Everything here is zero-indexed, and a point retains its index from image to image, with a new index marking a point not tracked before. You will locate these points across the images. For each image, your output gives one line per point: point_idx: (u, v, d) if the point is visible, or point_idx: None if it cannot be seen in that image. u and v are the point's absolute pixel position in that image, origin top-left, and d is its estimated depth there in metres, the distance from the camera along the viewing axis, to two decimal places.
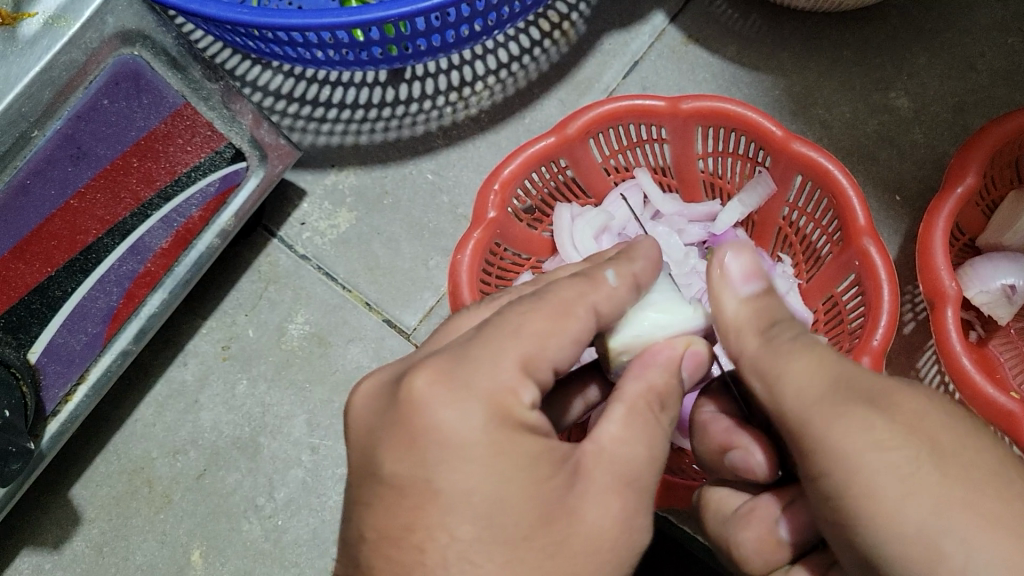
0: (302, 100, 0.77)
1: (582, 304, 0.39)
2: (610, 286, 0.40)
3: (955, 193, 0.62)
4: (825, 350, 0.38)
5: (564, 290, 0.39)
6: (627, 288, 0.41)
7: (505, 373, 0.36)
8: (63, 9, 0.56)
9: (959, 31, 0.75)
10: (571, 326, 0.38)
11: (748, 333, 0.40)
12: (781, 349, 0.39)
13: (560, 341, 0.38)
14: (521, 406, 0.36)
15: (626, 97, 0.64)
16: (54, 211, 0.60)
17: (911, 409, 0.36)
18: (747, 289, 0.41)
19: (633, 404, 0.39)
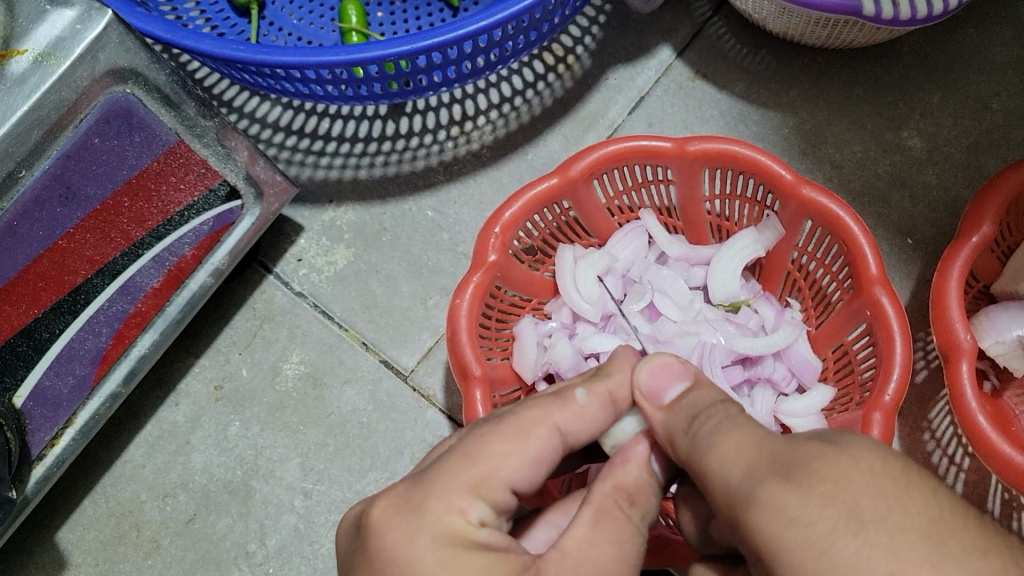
0: (301, 133, 0.75)
1: (540, 424, 0.40)
2: (574, 406, 0.41)
3: (970, 241, 0.60)
4: (746, 435, 0.37)
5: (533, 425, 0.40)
6: (598, 404, 0.42)
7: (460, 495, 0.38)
8: (53, 47, 0.52)
9: (973, 69, 0.73)
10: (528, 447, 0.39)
11: (677, 435, 0.40)
12: (711, 430, 0.38)
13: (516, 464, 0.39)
14: (470, 524, 0.37)
15: (630, 138, 0.62)
16: (42, 252, 0.57)
17: (833, 477, 0.34)
18: (671, 394, 0.42)
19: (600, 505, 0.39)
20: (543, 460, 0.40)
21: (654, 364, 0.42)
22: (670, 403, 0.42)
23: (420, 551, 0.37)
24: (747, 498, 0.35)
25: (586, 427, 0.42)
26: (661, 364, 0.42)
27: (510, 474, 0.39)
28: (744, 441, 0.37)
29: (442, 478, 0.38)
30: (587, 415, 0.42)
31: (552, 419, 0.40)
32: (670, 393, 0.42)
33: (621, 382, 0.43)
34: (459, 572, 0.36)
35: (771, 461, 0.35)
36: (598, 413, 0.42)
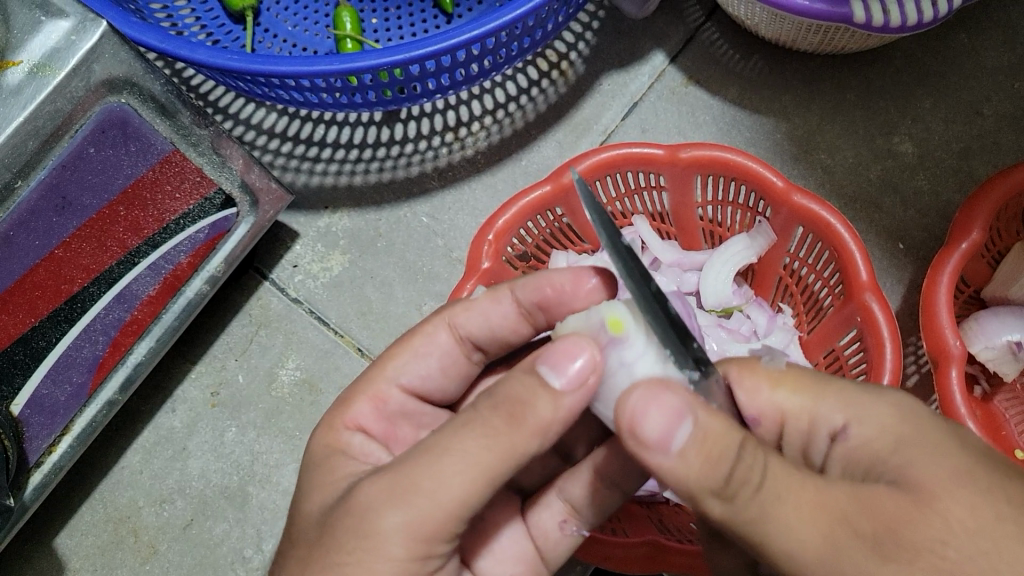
0: (295, 139, 0.75)
1: (433, 327, 0.49)
2: (469, 306, 0.49)
3: (959, 248, 0.60)
4: (801, 496, 0.34)
5: (516, 386, 0.36)
6: (491, 300, 0.49)
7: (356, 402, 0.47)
8: (48, 58, 0.52)
9: (964, 74, 0.74)
10: (418, 346, 0.49)
11: (706, 496, 0.34)
12: (756, 503, 0.34)
13: (408, 361, 0.49)
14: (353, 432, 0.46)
15: (623, 145, 0.63)
16: (37, 261, 0.58)
17: (926, 543, 0.33)
18: (679, 439, 0.33)
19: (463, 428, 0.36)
20: (428, 354, 0.49)
21: (644, 394, 0.34)
22: (679, 447, 0.33)
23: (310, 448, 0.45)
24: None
25: (479, 323, 0.49)
26: (653, 394, 0.34)
27: (397, 370, 0.49)
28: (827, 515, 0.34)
29: (343, 393, 0.48)
30: (476, 311, 0.49)
31: (442, 319, 0.49)
32: (677, 437, 0.33)
33: (527, 291, 0.48)
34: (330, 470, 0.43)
35: (854, 526, 0.33)
36: (488, 312, 0.49)
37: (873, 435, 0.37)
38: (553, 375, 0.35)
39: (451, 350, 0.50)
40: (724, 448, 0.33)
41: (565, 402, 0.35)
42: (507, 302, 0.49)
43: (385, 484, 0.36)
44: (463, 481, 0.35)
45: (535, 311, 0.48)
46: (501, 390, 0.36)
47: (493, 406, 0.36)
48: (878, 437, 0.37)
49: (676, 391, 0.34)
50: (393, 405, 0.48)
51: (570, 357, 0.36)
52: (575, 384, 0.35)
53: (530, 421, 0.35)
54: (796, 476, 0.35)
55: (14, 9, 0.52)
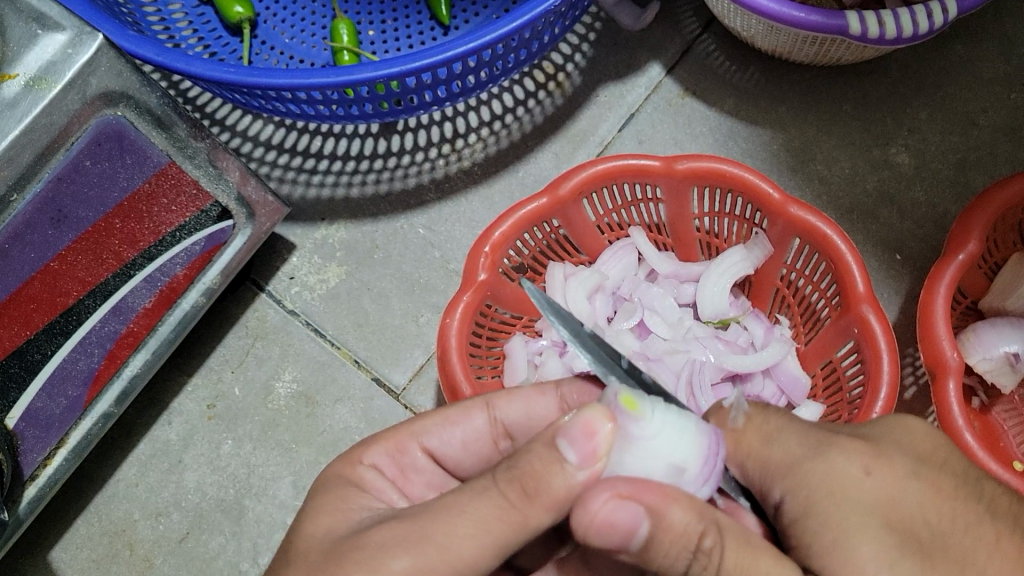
0: (292, 151, 0.75)
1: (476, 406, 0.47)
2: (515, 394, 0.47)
3: (957, 259, 0.60)
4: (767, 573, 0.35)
5: (536, 460, 0.35)
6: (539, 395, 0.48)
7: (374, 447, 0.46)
8: (44, 71, 0.53)
9: (961, 86, 0.74)
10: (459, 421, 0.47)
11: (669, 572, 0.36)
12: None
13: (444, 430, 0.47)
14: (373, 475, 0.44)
15: (619, 157, 0.63)
16: (33, 274, 0.58)
17: None
18: (635, 546, 0.35)
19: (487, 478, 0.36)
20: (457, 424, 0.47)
21: (615, 496, 0.34)
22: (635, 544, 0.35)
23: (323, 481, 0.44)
24: None
25: (523, 417, 0.47)
26: (623, 497, 0.34)
27: (426, 435, 0.46)
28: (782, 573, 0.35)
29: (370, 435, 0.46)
30: (521, 399, 0.47)
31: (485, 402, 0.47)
32: (636, 540, 0.34)
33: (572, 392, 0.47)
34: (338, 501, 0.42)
35: None
36: (532, 404, 0.47)
37: (804, 502, 0.38)
38: (570, 450, 0.34)
39: (482, 431, 0.47)
40: (681, 545, 0.35)
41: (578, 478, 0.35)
42: (551, 396, 0.47)
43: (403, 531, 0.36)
44: (471, 535, 0.35)
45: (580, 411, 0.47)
46: (523, 457, 0.35)
47: (511, 478, 0.35)
48: (813, 505, 0.37)
49: (638, 504, 0.34)
50: (407, 463, 0.46)
51: (597, 441, 0.34)
52: (587, 461, 0.34)
53: (543, 495, 0.35)
54: (758, 550, 0.35)
55: (11, 22, 0.52)
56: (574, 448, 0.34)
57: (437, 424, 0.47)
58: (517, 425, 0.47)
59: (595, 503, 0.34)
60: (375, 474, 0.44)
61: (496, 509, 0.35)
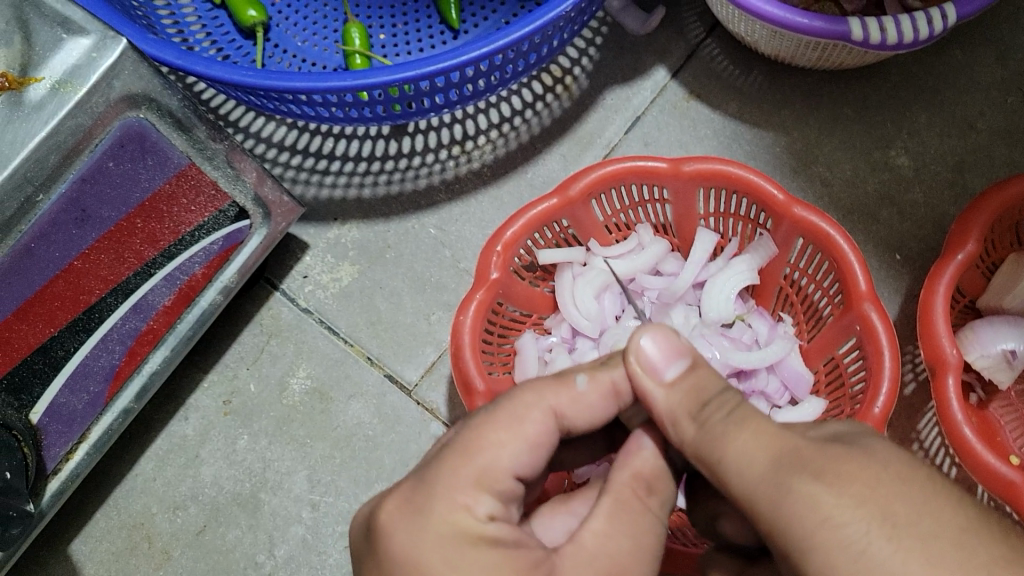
0: (305, 152, 0.77)
1: (535, 408, 0.42)
2: (571, 393, 0.44)
3: (956, 259, 0.62)
4: (763, 426, 0.38)
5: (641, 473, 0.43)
6: (596, 392, 0.44)
7: (466, 492, 0.40)
8: (69, 74, 0.54)
9: (959, 90, 0.75)
10: (524, 430, 0.42)
11: (683, 419, 0.41)
12: (715, 430, 0.39)
13: (515, 449, 0.41)
14: (478, 518, 0.39)
15: (627, 159, 0.65)
16: (58, 273, 0.59)
17: (863, 480, 0.35)
18: (672, 372, 0.42)
19: (618, 495, 0.42)
20: (539, 442, 0.42)
21: (659, 333, 0.43)
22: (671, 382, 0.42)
23: (426, 560, 0.39)
24: (772, 493, 0.36)
25: (583, 415, 0.44)
26: (668, 336, 0.43)
27: (511, 461, 0.41)
28: (755, 439, 0.38)
29: (446, 477, 0.40)
30: (586, 403, 0.44)
31: (549, 404, 0.43)
32: (672, 370, 0.42)
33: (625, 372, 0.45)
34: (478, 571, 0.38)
35: (792, 459, 0.37)
36: (595, 404, 0.44)
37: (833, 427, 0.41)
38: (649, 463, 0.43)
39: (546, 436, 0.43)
40: (705, 389, 0.41)
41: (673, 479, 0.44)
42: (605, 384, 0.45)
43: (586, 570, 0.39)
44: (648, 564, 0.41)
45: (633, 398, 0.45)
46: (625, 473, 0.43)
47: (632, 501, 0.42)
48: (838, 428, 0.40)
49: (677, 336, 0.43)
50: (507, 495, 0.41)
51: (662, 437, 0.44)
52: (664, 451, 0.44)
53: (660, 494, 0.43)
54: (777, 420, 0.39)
55: (37, 26, 0.53)
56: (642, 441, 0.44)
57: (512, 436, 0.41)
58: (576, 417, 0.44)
59: (646, 342, 0.42)
60: (494, 525, 0.40)
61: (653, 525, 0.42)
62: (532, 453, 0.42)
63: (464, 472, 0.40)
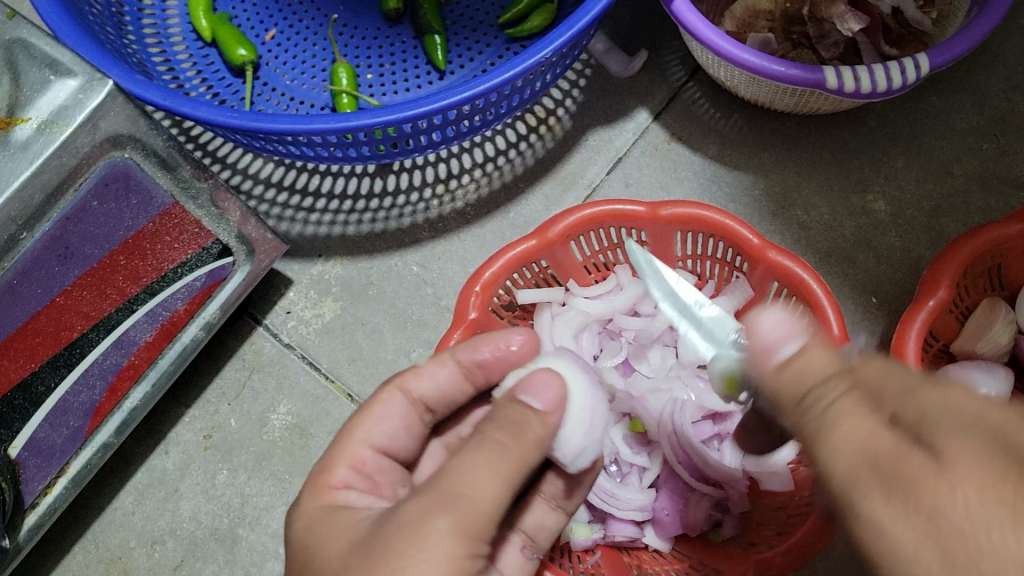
0: (291, 189, 0.78)
1: (390, 392, 0.52)
2: (423, 372, 0.53)
3: (927, 305, 0.63)
4: (860, 422, 0.36)
5: (510, 414, 0.44)
6: (442, 367, 0.54)
7: (336, 463, 0.49)
8: (55, 115, 0.55)
9: (935, 136, 0.77)
10: (381, 410, 0.52)
11: (801, 380, 0.40)
12: (821, 417, 0.38)
13: (376, 424, 0.51)
14: (345, 492, 0.47)
15: (605, 202, 0.66)
16: (40, 308, 0.60)
17: (953, 491, 0.33)
18: (787, 349, 0.42)
19: (479, 437, 0.42)
20: (394, 418, 0.52)
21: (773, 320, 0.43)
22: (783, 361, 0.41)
23: (303, 520, 0.46)
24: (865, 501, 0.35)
25: (434, 388, 0.54)
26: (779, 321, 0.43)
27: (368, 435, 0.51)
28: (854, 435, 0.36)
29: (321, 463, 0.49)
30: (426, 375, 0.53)
31: (395, 385, 0.53)
32: (786, 349, 0.42)
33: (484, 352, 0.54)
34: (328, 533, 0.43)
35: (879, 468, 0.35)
36: (438, 377, 0.54)
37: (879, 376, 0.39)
38: (534, 399, 0.45)
39: (408, 414, 0.53)
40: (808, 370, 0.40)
41: (550, 418, 0.44)
42: (450, 364, 0.54)
43: (429, 501, 0.40)
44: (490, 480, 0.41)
45: (479, 371, 0.54)
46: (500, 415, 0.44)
47: (498, 425, 0.43)
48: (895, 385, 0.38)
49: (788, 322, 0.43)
50: (371, 465, 0.50)
51: (551, 388, 0.45)
52: (549, 403, 0.45)
53: (529, 435, 0.43)
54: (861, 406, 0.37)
55: (25, 67, 0.56)
56: (763, 335, 0.43)
57: (369, 421, 0.51)
58: (433, 399, 0.54)
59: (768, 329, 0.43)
60: (354, 494, 0.46)
61: (499, 452, 0.41)
62: (383, 428, 0.51)
63: (338, 455, 0.49)
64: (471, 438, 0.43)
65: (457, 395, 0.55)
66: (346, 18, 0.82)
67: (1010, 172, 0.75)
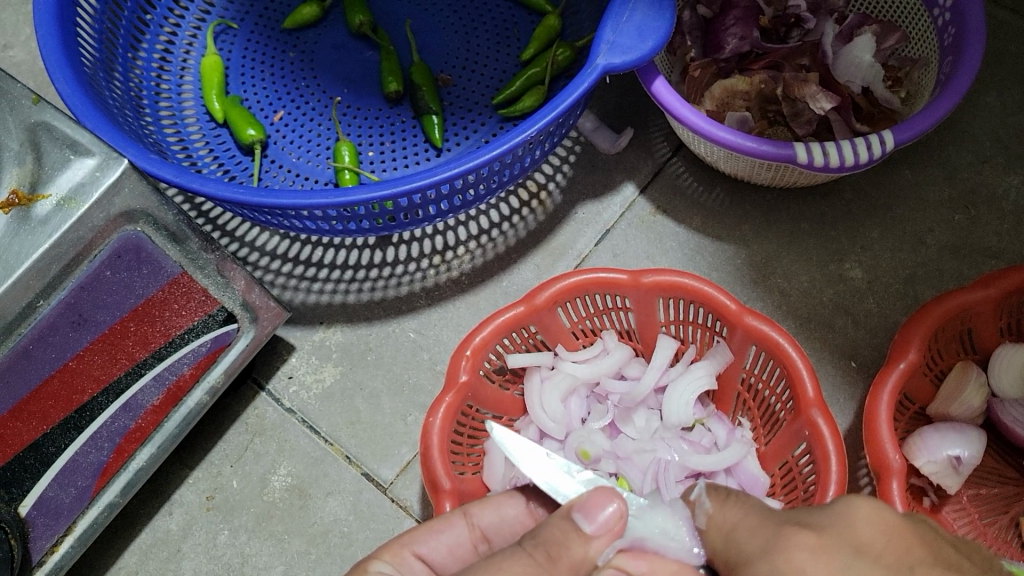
0: (296, 261, 0.82)
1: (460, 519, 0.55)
2: (494, 505, 0.56)
3: (898, 366, 0.65)
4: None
5: (555, 532, 0.46)
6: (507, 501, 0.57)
7: (377, 556, 0.50)
8: (73, 192, 0.59)
9: (909, 207, 0.80)
10: (446, 533, 0.54)
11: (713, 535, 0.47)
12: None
13: (434, 541, 0.53)
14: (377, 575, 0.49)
15: (590, 271, 0.69)
16: (53, 372, 0.64)
17: None
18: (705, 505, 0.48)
19: (519, 552, 0.45)
20: (453, 545, 0.54)
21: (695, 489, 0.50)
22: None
23: None
24: None
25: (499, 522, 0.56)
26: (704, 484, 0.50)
27: (419, 543, 0.53)
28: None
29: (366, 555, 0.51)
30: (493, 507, 0.56)
31: (462, 511, 0.55)
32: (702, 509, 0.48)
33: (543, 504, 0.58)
34: None
35: None
36: (503, 510, 0.56)
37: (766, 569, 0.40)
38: (585, 520, 0.47)
39: (463, 537, 0.55)
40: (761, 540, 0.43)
41: (595, 544, 0.46)
42: (519, 504, 0.57)
43: None
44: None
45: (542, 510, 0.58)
46: (544, 530, 0.46)
47: (536, 544, 0.45)
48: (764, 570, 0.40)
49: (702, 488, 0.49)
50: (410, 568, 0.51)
51: (598, 506, 0.47)
52: (600, 527, 0.47)
53: (566, 557, 0.45)
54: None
55: (48, 148, 0.60)
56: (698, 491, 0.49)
57: (427, 534, 0.53)
58: (492, 529, 0.56)
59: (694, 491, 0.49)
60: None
61: (527, 566, 0.44)
62: (440, 541, 0.54)
63: (387, 549, 0.51)
64: (508, 549, 0.45)
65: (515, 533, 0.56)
66: (349, 100, 0.88)
67: (981, 242, 0.78)
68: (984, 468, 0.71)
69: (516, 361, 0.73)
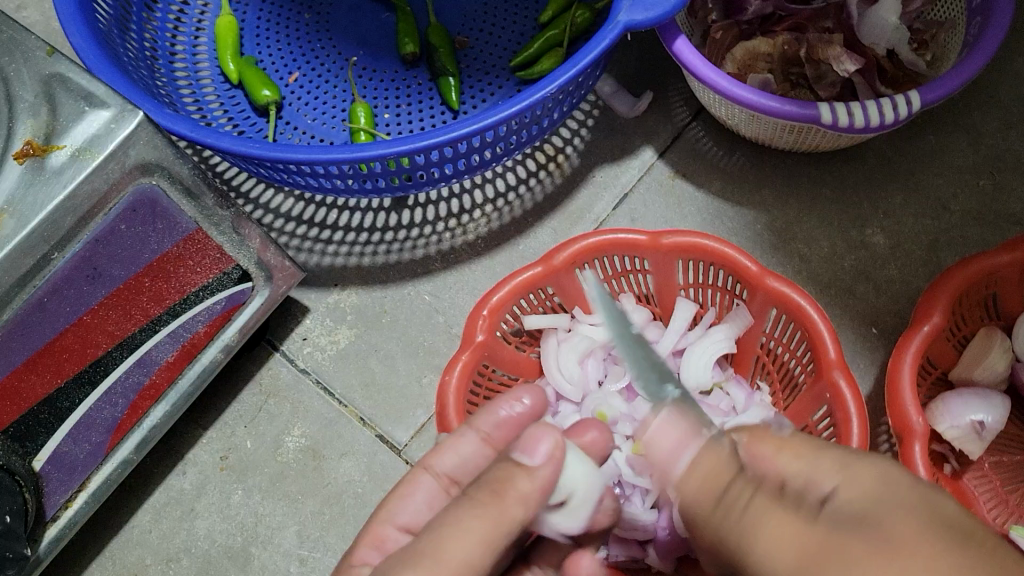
0: (310, 223, 0.82)
1: (425, 473, 0.52)
2: (450, 446, 0.53)
3: (922, 330, 0.64)
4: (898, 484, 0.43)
5: (501, 475, 0.43)
6: (469, 443, 0.53)
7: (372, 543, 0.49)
8: (88, 142, 0.57)
9: (933, 173, 0.79)
10: (416, 493, 0.52)
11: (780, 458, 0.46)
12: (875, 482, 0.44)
13: (409, 505, 0.51)
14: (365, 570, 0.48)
15: (610, 231, 0.68)
16: (68, 326, 0.62)
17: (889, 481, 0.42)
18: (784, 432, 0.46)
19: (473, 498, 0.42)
20: (429, 505, 0.52)
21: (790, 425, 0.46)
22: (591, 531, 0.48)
23: None
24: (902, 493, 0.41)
25: (464, 462, 0.53)
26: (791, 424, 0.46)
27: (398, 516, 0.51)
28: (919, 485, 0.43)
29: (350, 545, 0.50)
30: (448, 450, 0.52)
31: (427, 465, 0.52)
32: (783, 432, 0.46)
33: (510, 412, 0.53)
34: None
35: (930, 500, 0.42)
36: (461, 451, 0.53)
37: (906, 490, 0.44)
38: (525, 456, 0.43)
39: (434, 489, 0.52)
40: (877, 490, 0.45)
41: (541, 475, 0.43)
42: (472, 436, 0.53)
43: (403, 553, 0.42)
44: (469, 530, 0.41)
45: (498, 434, 0.53)
46: (496, 477, 0.43)
47: (483, 488, 0.43)
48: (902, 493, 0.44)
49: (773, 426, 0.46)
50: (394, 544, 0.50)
51: (540, 441, 0.43)
52: (540, 458, 0.43)
53: (511, 493, 0.42)
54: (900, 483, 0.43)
55: (62, 99, 0.58)
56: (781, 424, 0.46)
57: (398, 498, 0.52)
58: (457, 471, 0.52)
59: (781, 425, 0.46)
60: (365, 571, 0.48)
61: (480, 516, 0.41)
62: (412, 506, 0.51)
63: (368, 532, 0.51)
64: (458, 498, 0.43)
65: (483, 466, 0.53)
66: (365, 62, 0.87)
67: (1006, 209, 0.77)
68: (1006, 435, 0.70)
69: (532, 322, 0.72)
